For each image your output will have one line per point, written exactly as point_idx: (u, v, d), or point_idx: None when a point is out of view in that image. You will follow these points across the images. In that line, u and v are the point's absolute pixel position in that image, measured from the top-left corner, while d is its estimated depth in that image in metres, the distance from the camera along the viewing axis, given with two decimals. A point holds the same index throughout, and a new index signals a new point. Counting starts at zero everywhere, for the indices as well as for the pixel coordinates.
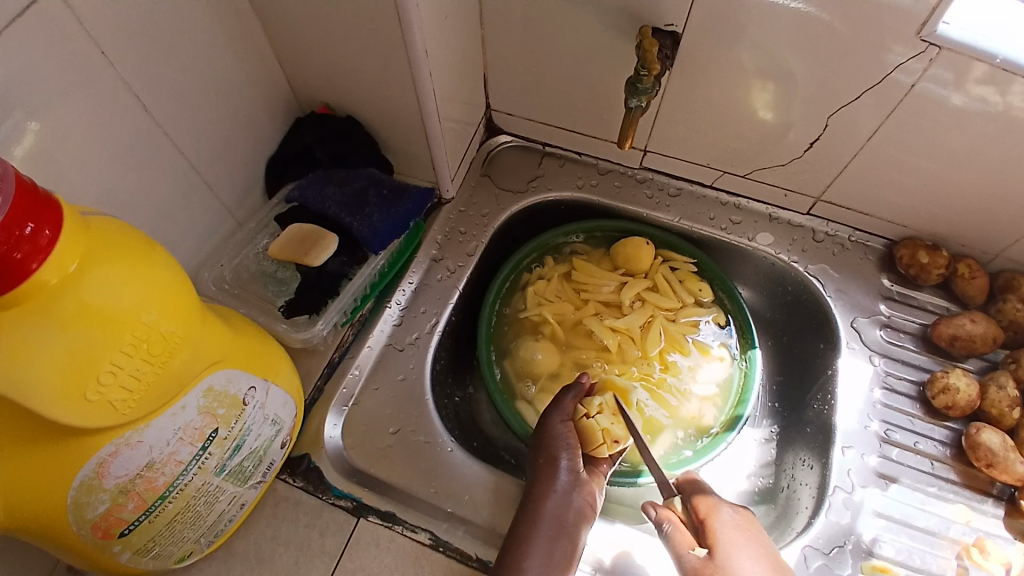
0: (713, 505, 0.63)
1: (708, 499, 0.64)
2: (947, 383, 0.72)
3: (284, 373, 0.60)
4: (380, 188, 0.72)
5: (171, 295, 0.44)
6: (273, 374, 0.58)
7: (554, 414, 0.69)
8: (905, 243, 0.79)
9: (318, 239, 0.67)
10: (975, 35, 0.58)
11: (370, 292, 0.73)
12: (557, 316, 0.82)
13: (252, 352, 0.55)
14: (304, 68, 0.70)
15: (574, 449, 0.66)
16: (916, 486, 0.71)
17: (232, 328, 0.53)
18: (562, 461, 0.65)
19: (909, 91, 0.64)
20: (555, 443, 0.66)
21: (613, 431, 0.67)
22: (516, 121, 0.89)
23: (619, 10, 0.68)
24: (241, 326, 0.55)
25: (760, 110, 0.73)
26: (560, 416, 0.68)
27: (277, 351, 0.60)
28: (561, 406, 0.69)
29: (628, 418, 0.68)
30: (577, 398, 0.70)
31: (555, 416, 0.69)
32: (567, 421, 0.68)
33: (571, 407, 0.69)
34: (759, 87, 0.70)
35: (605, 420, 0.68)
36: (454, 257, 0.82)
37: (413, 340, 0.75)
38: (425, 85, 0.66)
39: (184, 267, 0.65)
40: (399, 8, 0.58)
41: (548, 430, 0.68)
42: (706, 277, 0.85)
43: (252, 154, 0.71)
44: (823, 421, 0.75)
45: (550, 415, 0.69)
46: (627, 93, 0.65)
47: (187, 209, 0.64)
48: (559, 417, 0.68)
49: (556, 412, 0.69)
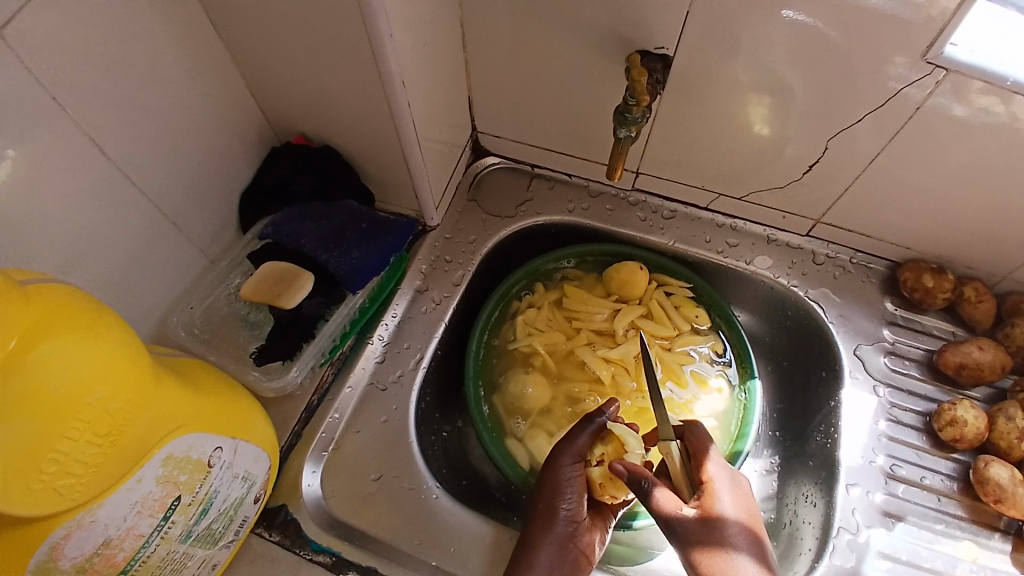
0: (717, 471, 0.60)
1: (713, 462, 0.60)
2: (954, 415, 0.69)
3: (257, 425, 0.57)
4: (359, 223, 0.70)
5: (124, 366, 0.42)
6: (244, 429, 0.55)
7: (566, 455, 0.64)
8: (909, 266, 0.76)
9: (292, 280, 0.65)
10: (984, 57, 0.54)
11: (349, 329, 0.70)
12: (548, 347, 0.79)
13: (221, 410, 0.52)
14: (278, 98, 0.67)
15: (576, 499, 0.63)
16: (922, 524, 0.68)
17: (196, 386, 0.51)
18: (562, 511, 0.62)
19: (913, 115, 0.61)
20: (559, 490, 0.63)
21: (610, 487, 0.64)
22: (504, 142, 0.85)
23: (607, 33, 0.65)
24: (207, 382, 0.53)
25: (756, 124, 0.69)
26: (569, 458, 0.65)
27: (253, 402, 0.58)
28: (574, 444, 0.65)
29: None
30: (591, 439, 0.65)
31: (565, 456, 0.64)
32: (576, 464, 0.64)
33: (583, 448, 0.65)
34: (754, 102, 0.67)
35: (603, 472, 0.64)
36: (440, 288, 0.79)
37: (396, 378, 0.72)
38: (403, 115, 0.63)
39: (152, 312, 0.63)
40: (372, 40, 0.55)
41: (553, 472, 0.64)
42: (702, 302, 0.81)
43: (224, 190, 0.68)
44: (827, 455, 0.72)
45: (560, 452, 0.65)
46: (615, 123, 0.61)
47: (154, 252, 0.61)
48: (569, 458, 0.64)
49: (568, 451, 0.65)
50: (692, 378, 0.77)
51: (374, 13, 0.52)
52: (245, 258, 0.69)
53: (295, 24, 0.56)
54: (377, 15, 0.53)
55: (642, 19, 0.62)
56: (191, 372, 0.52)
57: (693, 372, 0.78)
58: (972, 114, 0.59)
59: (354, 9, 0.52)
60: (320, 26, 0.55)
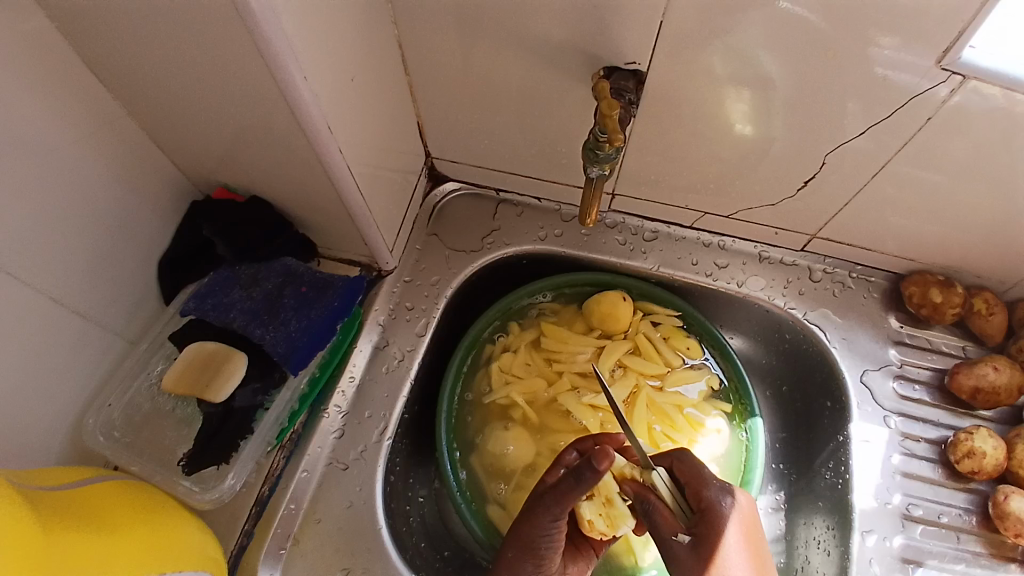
0: (713, 496, 0.56)
1: (709, 487, 0.57)
2: (972, 446, 0.63)
3: (194, 549, 0.51)
4: (298, 285, 0.63)
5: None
6: (178, 559, 0.49)
7: (543, 516, 0.58)
8: (913, 279, 0.70)
9: (221, 365, 0.58)
10: (1005, 60, 0.47)
11: (298, 407, 0.63)
12: (527, 396, 0.71)
13: (141, 548, 0.47)
14: (190, 148, 0.57)
15: (554, 550, 0.59)
16: (942, 567, 0.63)
17: (104, 532, 0.45)
18: (538, 564, 0.59)
19: (925, 124, 0.54)
20: (531, 547, 0.59)
21: (597, 525, 0.59)
22: (462, 168, 0.76)
23: (566, 50, 0.57)
24: (120, 523, 0.47)
25: (737, 123, 0.59)
26: (548, 516, 0.58)
27: (187, 526, 0.53)
28: (558, 497, 0.57)
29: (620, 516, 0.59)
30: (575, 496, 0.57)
31: (546, 511, 0.58)
32: (555, 522, 0.58)
33: (567, 502, 0.57)
34: (733, 95, 0.57)
35: (590, 509, 0.60)
36: (402, 340, 0.70)
37: (358, 454, 0.64)
38: (336, 163, 0.54)
39: (62, 416, 0.55)
40: (283, 87, 0.46)
41: (530, 526, 0.58)
42: (693, 332, 0.74)
43: (135, 260, 0.59)
44: (838, 496, 0.67)
45: (540, 509, 0.58)
46: (585, 159, 0.54)
47: (53, 346, 0.53)
48: (548, 515, 0.58)
49: (551, 504, 0.57)
50: (687, 422, 0.70)
51: (278, 55, 0.43)
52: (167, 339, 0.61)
53: (191, 70, 0.47)
54: (282, 58, 0.44)
55: (603, 34, 0.54)
56: (100, 510, 0.47)
57: (687, 412, 0.71)
58: (985, 122, 0.52)
59: (254, 53, 0.43)
60: (219, 72, 0.46)
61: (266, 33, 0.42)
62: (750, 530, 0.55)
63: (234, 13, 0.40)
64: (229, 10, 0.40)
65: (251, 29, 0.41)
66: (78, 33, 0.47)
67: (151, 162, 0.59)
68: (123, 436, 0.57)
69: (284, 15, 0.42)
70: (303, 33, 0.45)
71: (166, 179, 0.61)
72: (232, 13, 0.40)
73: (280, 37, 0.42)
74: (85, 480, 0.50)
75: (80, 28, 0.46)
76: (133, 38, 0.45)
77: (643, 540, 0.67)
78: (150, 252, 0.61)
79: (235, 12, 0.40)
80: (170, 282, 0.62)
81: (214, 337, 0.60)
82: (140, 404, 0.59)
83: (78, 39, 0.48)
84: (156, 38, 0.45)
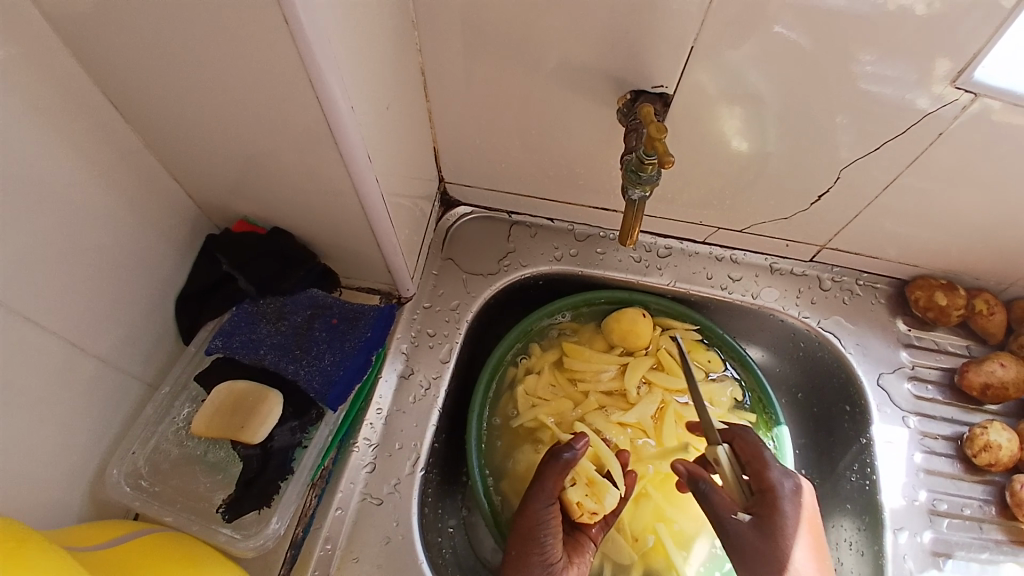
0: (777, 476, 0.57)
1: (771, 468, 0.57)
2: (988, 440, 0.67)
3: None
4: (328, 316, 0.61)
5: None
6: None
7: (539, 499, 0.60)
8: (918, 283, 0.73)
9: (255, 406, 0.55)
10: (1014, 79, 0.51)
11: (332, 444, 0.60)
12: (555, 418, 0.71)
13: None
14: (211, 180, 0.56)
15: (552, 540, 0.60)
16: (971, 557, 0.66)
17: None
18: (541, 555, 0.59)
19: (934, 140, 0.57)
20: (534, 535, 0.60)
21: (587, 504, 0.62)
22: (476, 192, 0.76)
23: (590, 74, 0.57)
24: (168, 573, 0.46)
25: (731, 138, 0.61)
26: (543, 499, 0.60)
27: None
28: (546, 482, 0.61)
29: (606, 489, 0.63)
30: (562, 470, 0.61)
31: (536, 497, 0.61)
32: (550, 505, 0.60)
33: (554, 484, 0.61)
34: (724, 113, 0.59)
35: (579, 493, 0.62)
36: (427, 368, 0.69)
37: (392, 488, 0.62)
38: (371, 192, 0.53)
39: (83, 468, 0.52)
40: (328, 116, 0.45)
41: (527, 515, 0.60)
42: (714, 345, 0.75)
43: (152, 297, 0.57)
44: (867, 498, 0.69)
45: (533, 495, 0.61)
46: (626, 181, 0.55)
47: (73, 392, 0.50)
48: (542, 500, 0.60)
49: (538, 491, 0.61)
50: None
51: (328, 87, 0.43)
52: (191, 380, 0.59)
53: (227, 100, 0.46)
54: (331, 89, 0.43)
55: (630, 59, 0.55)
56: (142, 563, 0.46)
57: (725, 421, 0.71)
58: (988, 137, 0.55)
59: (304, 84, 0.43)
60: (255, 101, 0.45)
61: (319, 65, 0.41)
62: (808, 509, 0.56)
63: (291, 44, 0.40)
64: (286, 41, 0.40)
65: (306, 62, 0.41)
66: (105, 65, 0.45)
67: (167, 195, 0.57)
68: (150, 486, 0.54)
69: (336, 46, 0.42)
70: (350, 64, 0.44)
71: (181, 212, 0.58)
72: (288, 44, 0.40)
73: (331, 69, 0.42)
74: (123, 536, 0.48)
75: (109, 60, 0.45)
76: (167, 68, 0.44)
77: (685, 554, 0.66)
78: (166, 290, 0.59)
79: (292, 44, 0.40)
80: (188, 320, 0.60)
81: (242, 375, 0.58)
82: (167, 452, 0.56)
83: (105, 71, 0.46)
84: (194, 68, 0.44)
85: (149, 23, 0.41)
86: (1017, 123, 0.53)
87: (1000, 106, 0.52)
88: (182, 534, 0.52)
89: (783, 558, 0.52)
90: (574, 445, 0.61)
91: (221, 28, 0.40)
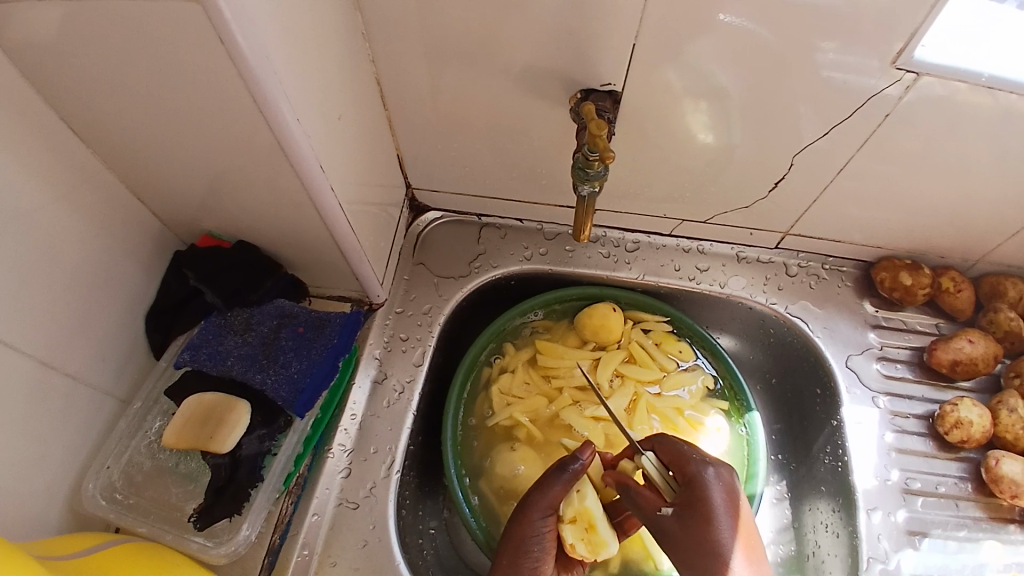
0: (697, 466, 0.57)
1: (692, 460, 0.58)
2: (958, 417, 0.68)
3: None
4: (295, 325, 0.63)
5: None
6: None
7: (535, 510, 0.59)
8: (884, 264, 0.74)
9: (223, 417, 0.56)
10: (954, 56, 0.52)
11: (303, 451, 0.61)
12: (530, 415, 0.72)
13: None
14: (173, 197, 0.57)
15: (544, 555, 0.59)
16: (947, 535, 0.67)
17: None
18: (530, 568, 0.58)
19: (882, 121, 0.58)
20: (524, 546, 0.59)
21: (579, 548, 0.59)
22: (443, 196, 0.77)
23: (541, 75, 0.59)
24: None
25: (701, 133, 0.62)
26: (540, 511, 0.59)
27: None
28: (548, 492, 0.59)
29: (603, 533, 0.59)
30: (565, 486, 0.60)
31: (534, 508, 0.59)
32: (546, 518, 0.59)
33: (556, 497, 0.59)
34: (691, 108, 0.60)
35: (573, 532, 0.59)
36: (400, 372, 0.70)
37: (367, 492, 0.63)
38: (327, 200, 0.54)
39: (59, 485, 0.53)
40: (274, 128, 0.46)
41: (521, 527, 0.59)
42: (684, 335, 0.76)
43: (122, 315, 0.58)
44: (840, 479, 0.70)
45: (531, 505, 0.59)
46: (575, 178, 0.58)
47: (46, 411, 0.51)
48: (541, 511, 0.59)
49: (538, 501, 0.59)
50: (688, 423, 0.72)
51: (272, 100, 0.44)
52: (162, 394, 0.60)
53: (179, 119, 0.47)
54: (276, 103, 0.45)
55: (578, 59, 0.56)
56: (115, 570, 0.48)
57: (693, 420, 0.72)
58: (947, 117, 0.56)
59: (248, 100, 0.44)
60: (205, 119, 0.47)
61: (260, 80, 0.43)
62: (733, 493, 0.56)
63: (230, 62, 0.41)
64: (226, 59, 0.41)
65: (246, 76, 0.42)
66: (60, 92, 0.47)
67: (133, 215, 0.58)
68: (125, 498, 0.56)
69: (277, 61, 0.44)
70: (293, 77, 0.46)
71: (147, 230, 0.60)
72: (227, 62, 0.41)
73: (273, 83, 0.44)
74: (96, 546, 0.50)
75: (63, 87, 0.46)
76: (117, 91, 0.46)
77: (661, 544, 0.67)
78: (135, 307, 0.60)
79: (231, 62, 0.41)
80: (158, 336, 0.61)
81: (212, 386, 0.59)
82: (140, 465, 0.57)
83: (58, 97, 0.47)
84: (145, 90, 0.45)
85: (94, 48, 0.42)
86: (984, 104, 0.54)
87: (966, 87, 0.53)
88: (155, 546, 0.53)
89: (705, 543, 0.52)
90: (579, 456, 0.60)
91: (164, 50, 0.41)
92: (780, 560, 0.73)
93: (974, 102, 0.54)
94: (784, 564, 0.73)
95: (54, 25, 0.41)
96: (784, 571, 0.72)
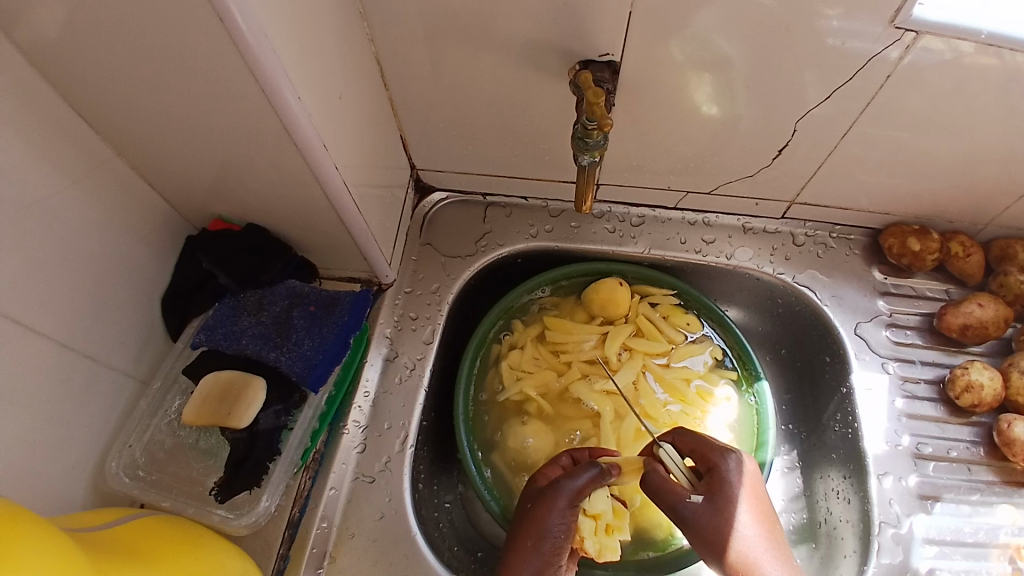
0: (717, 456, 0.60)
1: (714, 449, 0.60)
2: (969, 381, 0.67)
3: (232, 561, 0.54)
4: (306, 305, 0.64)
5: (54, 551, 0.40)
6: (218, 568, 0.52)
7: (559, 497, 0.59)
8: (892, 231, 0.73)
9: (239, 393, 0.58)
10: (952, 14, 0.51)
11: (318, 426, 0.63)
12: (540, 389, 0.72)
13: (184, 558, 0.50)
14: (182, 182, 0.58)
15: (562, 540, 0.59)
16: (960, 499, 0.67)
17: (147, 553, 0.48)
18: (551, 551, 0.58)
19: (884, 83, 0.57)
20: (543, 531, 0.58)
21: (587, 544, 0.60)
22: (448, 177, 0.78)
23: (541, 49, 0.58)
24: (161, 543, 0.50)
25: (703, 105, 0.62)
26: (566, 500, 0.59)
27: (230, 557, 0.54)
28: (576, 480, 0.60)
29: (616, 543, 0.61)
30: (591, 482, 0.60)
31: (563, 496, 0.59)
32: (568, 509, 0.59)
33: (582, 488, 0.60)
34: (694, 80, 0.59)
35: (589, 526, 0.60)
36: (411, 350, 0.71)
37: (383, 466, 0.65)
38: (332, 181, 0.55)
39: (85, 463, 0.55)
40: (278, 110, 0.47)
41: (543, 509, 0.59)
42: (691, 308, 0.76)
43: (136, 301, 0.60)
44: (849, 445, 0.71)
45: (558, 491, 0.60)
46: (576, 150, 0.59)
47: (68, 391, 0.53)
48: (565, 500, 0.59)
49: (566, 490, 0.59)
50: (697, 394, 0.72)
51: (272, 78, 0.45)
52: (180, 374, 0.62)
53: (184, 102, 0.48)
54: (277, 82, 0.45)
55: (575, 31, 0.56)
56: (141, 541, 0.50)
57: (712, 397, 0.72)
58: (953, 79, 0.55)
59: (249, 80, 0.45)
60: (210, 104, 0.48)
61: (260, 58, 0.43)
62: (755, 481, 0.59)
63: (229, 42, 0.42)
64: (225, 40, 0.42)
65: (248, 58, 0.43)
66: (66, 79, 0.47)
67: (144, 201, 0.59)
68: (147, 475, 0.58)
69: (275, 39, 0.44)
70: (291, 55, 0.46)
71: (158, 216, 0.61)
72: (226, 41, 0.42)
73: (273, 62, 0.44)
74: (123, 518, 0.52)
75: (69, 75, 0.47)
76: (123, 77, 0.46)
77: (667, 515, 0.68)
78: (149, 291, 0.61)
79: (231, 42, 0.42)
80: (175, 318, 0.63)
81: (227, 365, 0.61)
82: (161, 443, 0.59)
83: (64, 85, 0.48)
84: (149, 75, 0.46)
85: (98, 34, 0.43)
86: (990, 64, 0.53)
87: (970, 47, 0.52)
88: (179, 519, 0.55)
89: (735, 527, 0.55)
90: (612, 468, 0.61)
91: (166, 32, 0.42)
92: (792, 527, 0.74)
93: (980, 62, 0.53)
94: (795, 531, 0.74)
95: (58, 13, 0.41)
96: (796, 539, 0.73)
